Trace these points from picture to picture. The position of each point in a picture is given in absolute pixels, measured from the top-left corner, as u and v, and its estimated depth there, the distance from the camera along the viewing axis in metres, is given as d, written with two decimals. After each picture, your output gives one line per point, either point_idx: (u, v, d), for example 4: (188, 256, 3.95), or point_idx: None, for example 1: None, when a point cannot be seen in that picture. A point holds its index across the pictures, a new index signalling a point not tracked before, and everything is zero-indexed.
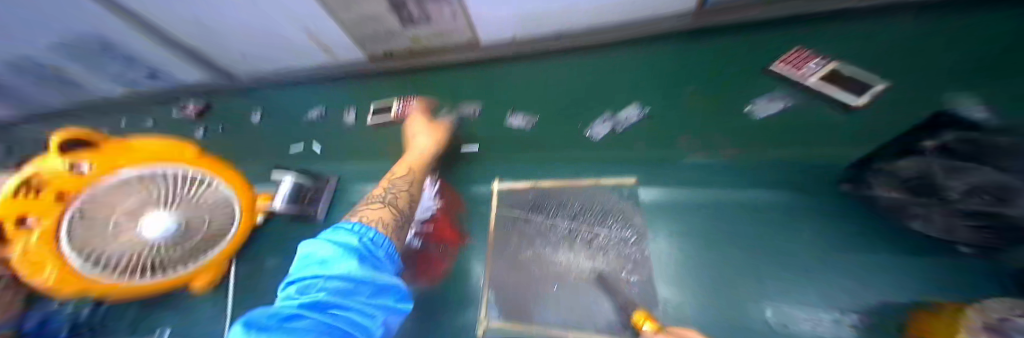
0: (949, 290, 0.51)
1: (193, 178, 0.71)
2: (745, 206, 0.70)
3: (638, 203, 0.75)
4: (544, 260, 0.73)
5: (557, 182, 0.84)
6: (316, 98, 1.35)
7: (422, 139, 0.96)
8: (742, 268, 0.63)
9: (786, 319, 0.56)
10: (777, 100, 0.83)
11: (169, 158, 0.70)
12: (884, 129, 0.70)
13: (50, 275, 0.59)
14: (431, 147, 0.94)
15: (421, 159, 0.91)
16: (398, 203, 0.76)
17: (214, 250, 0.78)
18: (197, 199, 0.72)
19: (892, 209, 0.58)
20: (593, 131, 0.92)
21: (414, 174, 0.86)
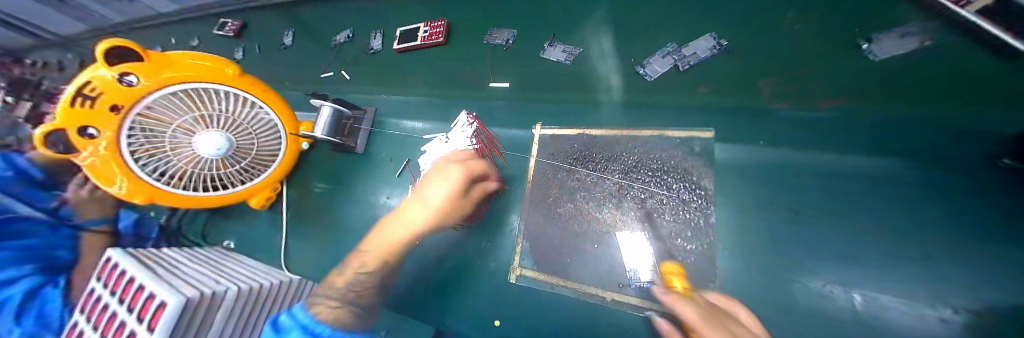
0: None
1: (235, 99, 0.71)
2: (863, 176, 0.54)
3: (709, 159, 0.62)
4: (585, 215, 0.67)
5: (611, 132, 0.73)
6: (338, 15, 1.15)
7: (434, 187, 0.64)
8: (833, 247, 0.51)
9: (879, 310, 0.45)
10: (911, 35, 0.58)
11: (210, 76, 0.68)
12: None
13: (121, 183, 0.65)
14: (452, 200, 0.64)
15: (428, 202, 0.64)
16: (372, 264, 0.61)
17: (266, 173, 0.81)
18: (245, 122, 0.73)
19: None
20: (648, 68, 0.76)
21: (396, 243, 0.63)
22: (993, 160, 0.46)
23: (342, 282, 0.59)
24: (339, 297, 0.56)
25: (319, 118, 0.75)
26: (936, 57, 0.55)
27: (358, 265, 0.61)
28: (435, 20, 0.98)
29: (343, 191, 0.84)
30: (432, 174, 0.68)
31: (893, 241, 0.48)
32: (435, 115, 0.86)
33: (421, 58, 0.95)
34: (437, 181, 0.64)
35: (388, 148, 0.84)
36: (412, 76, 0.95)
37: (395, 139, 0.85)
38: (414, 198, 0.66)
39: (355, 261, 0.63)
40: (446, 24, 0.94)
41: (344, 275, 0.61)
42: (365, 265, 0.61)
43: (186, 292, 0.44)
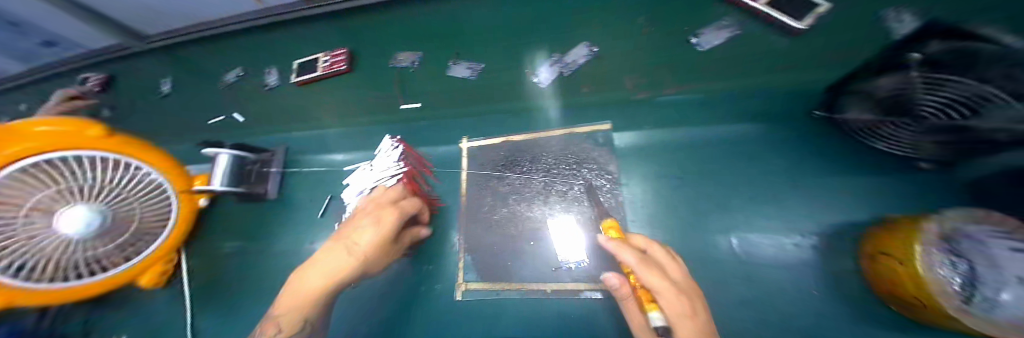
0: (881, 202, 0.58)
1: (112, 164, 0.59)
2: (719, 142, 0.68)
3: (612, 148, 0.71)
4: (519, 216, 0.71)
5: (527, 136, 0.78)
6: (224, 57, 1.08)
7: (362, 231, 0.50)
8: (716, 203, 0.64)
9: (751, 247, 0.59)
10: (725, 29, 0.77)
11: (81, 141, 0.55)
12: (839, 53, 0.68)
13: None
14: (376, 249, 0.50)
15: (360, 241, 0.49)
16: (290, 327, 0.47)
17: (153, 243, 0.68)
18: (124, 190, 0.60)
19: (858, 127, 0.60)
20: (541, 77, 0.82)
21: (319, 295, 0.48)
22: (810, 112, 0.67)
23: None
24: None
25: (215, 170, 0.67)
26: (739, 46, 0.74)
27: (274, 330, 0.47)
28: (335, 49, 0.96)
29: (264, 243, 0.76)
30: (362, 213, 0.54)
31: (749, 190, 0.64)
32: (355, 145, 0.83)
33: (324, 89, 0.91)
34: (369, 223, 0.50)
35: (308, 187, 0.79)
36: (324, 108, 0.90)
37: (315, 176, 0.80)
38: (336, 248, 0.49)
39: (264, 327, 0.48)
40: (348, 52, 0.92)
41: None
42: (282, 330, 0.47)
43: None
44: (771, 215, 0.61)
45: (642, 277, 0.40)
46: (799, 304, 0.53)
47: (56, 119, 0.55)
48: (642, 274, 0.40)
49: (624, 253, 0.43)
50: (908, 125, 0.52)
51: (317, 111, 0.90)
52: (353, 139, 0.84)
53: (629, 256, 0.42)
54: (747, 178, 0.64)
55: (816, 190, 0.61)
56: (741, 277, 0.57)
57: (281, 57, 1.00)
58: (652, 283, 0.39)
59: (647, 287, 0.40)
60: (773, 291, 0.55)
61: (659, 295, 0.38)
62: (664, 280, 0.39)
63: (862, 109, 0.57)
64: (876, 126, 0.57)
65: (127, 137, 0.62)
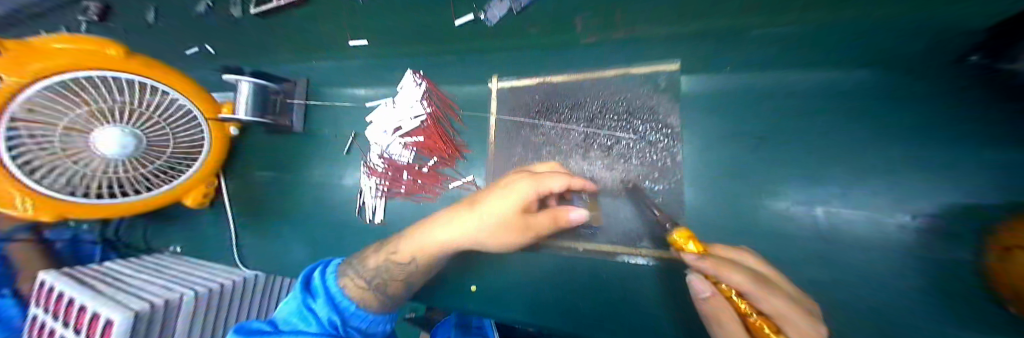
0: None
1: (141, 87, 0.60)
2: (826, 92, 0.52)
3: (674, 95, 0.58)
4: (554, 171, 0.63)
5: (573, 76, 0.65)
6: None
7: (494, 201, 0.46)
8: (805, 171, 0.51)
9: (841, 223, 0.48)
10: None
11: (89, 61, 0.56)
12: None
13: (22, 202, 0.56)
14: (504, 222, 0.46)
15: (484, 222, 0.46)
16: (404, 257, 0.53)
17: (195, 166, 0.71)
18: (154, 115, 0.61)
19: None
20: (489, 13, 0.67)
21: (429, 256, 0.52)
22: (960, 58, 0.44)
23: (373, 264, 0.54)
24: (366, 282, 0.52)
25: (239, 98, 0.64)
26: None
27: (392, 250, 0.54)
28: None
29: (297, 175, 0.76)
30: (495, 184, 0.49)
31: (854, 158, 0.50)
32: (374, 79, 0.75)
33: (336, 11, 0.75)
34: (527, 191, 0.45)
35: (329, 122, 0.76)
36: (329, 34, 0.77)
37: (335, 111, 0.76)
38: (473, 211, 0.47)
39: (388, 244, 0.56)
40: None
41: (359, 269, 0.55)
42: (397, 253, 0.53)
43: (135, 306, 0.49)
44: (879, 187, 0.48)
45: (756, 303, 0.28)
46: (887, 292, 0.45)
47: (75, 38, 0.57)
48: (760, 298, 0.28)
49: (728, 270, 0.30)
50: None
51: (328, 37, 0.77)
52: (370, 72, 0.75)
53: (737, 274, 0.29)
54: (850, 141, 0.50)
55: None
56: (816, 256, 0.49)
57: None
58: (772, 309, 0.27)
59: (768, 312, 0.27)
60: (857, 276, 0.47)
61: (786, 324, 0.27)
62: (785, 304, 0.28)
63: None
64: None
65: (144, 60, 0.62)
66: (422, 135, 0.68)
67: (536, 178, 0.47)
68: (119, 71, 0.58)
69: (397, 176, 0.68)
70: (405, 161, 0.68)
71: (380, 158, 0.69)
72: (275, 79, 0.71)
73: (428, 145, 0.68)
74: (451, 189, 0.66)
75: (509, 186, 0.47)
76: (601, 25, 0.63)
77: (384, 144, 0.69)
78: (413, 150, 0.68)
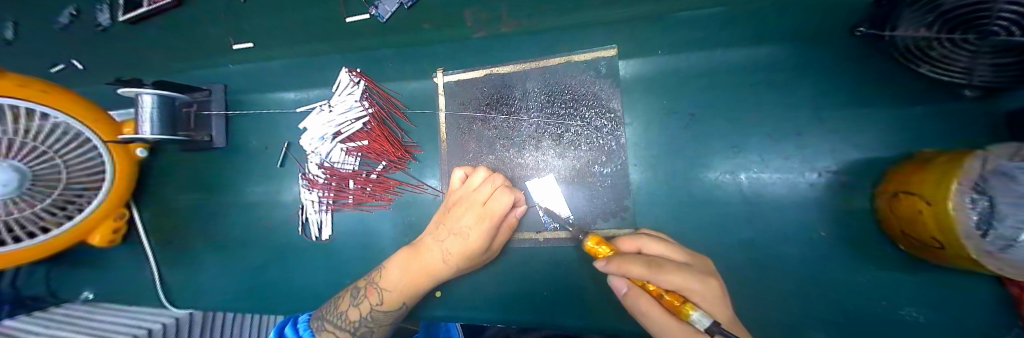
0: (926, 133, 0.50)
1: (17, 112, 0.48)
2: (745, 67, 0.56)
3: (616, 80, 0.60)
4: (508, 164, 0.62)
5: (518, 67, 0.64)
6: None
7: (469, 223, 0.50)
8: (731, 143, 0.56)
9: (762, 188, 0.54)
10: None
11: None
12: None
13: None
14: (476, 242, 0.49)
15: (459, 243, 0.49)
16: (392, 303, 0.49)
17: (98, 199, 0.59)
18: (38, 144, 0.50)
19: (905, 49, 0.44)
20: (380, 8, 0.59)
21: (410, 291, 0.50)
22: (851, 29, 0.49)
23: (355, 318, 0.49)
24: (348, 332, 0.49)
25: (140, 114, 0.54)
26: None
27: (374, 301, 0.50)
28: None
29: (229, 195, 0.69)
30: (458, 206, 0.53)
31: (772, 128, 0.55)
32: (303, 81, 0.68)
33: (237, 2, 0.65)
34: (469, 219, 0.50)
35: (259, 133, 0.69)
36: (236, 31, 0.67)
37: (266, 120, 0.69)
38: (436, 242, 0.50)
39: (365, 292, 0.51)
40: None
41: (356, 307, 0.50)
42: (383, 302, 0.49)
43: None
44: (789, 152, 0.54)
45: (660, 284, 0.32)
46: (798, 242, 0.52)
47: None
48: (660, 279, 0.31)
49: (628, 267, 0.34)
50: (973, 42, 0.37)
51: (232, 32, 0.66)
52: (295, 73, 0.67)
53: (636, 268, 0.33)
54: (767, 111, 0.55)
55: (847, 122, 0.52)
56: (743, 220, 0.54)
57: None
58: (675, 284, 0.31)
59: (673, 288, 0.31)
60: (776, 234, 0.53)
61: (690, 292, 0.31)
62: (683, 273, 0.32)
63: (914, 29, 0.39)
64: (927, 45, 0.41)
65: (14, 80, 0.49)
66: (367, 139, 0.63)
67: (483, 210, 0.50)
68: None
69: (343, 185, 0.64)
70: (350, 169, 0.63)
71: (320, 168, 0.64)
72: (184, 88, 0.61)
73: (373, 148, 0.64)
74: (405, 194, 0.65)
75: (462, 222, 0.50)
76: None
77: (323, 153, 0.63)
78: (357, 157, 0.64)
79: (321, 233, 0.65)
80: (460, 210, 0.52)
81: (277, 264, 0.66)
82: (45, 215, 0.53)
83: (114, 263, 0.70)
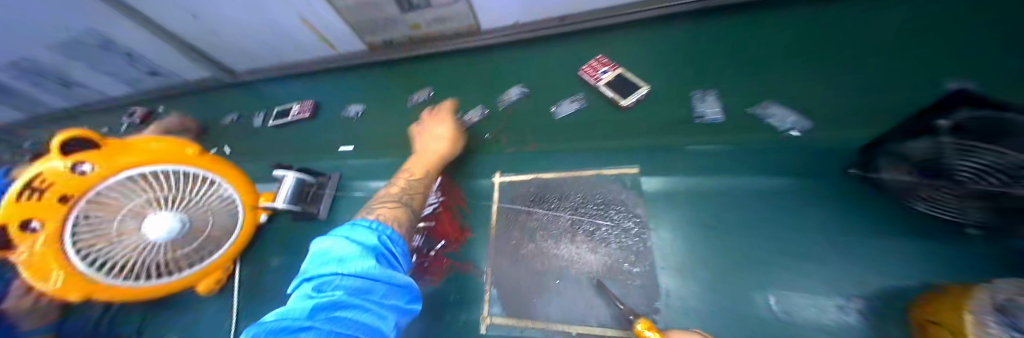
0: (945, 266, 0.54)
1: (201, 178, 0.75)
2: (748, 192, 0.70)
3: (640, 192, 0.74)
4: (547, 253, 0.72)
5: (559, 175, 0.82)
6: (298, 94, 1.24)
7: (437, 142, 0.85)
8: (749, 255, 0.64)
9: (790, 305, 0.57)
10: (576, 100, 0.91)
11: (169, 157, 0.72)
12: (878, 119, 0.68)
13: (56, 279, 0.58)
14: (434, 157, 0.83)
15: (428, 156, 0.83)
16: (418, 175, 0.80)
17: (221, 250, 0.79)
18: (202, 201, 0.74)
19: (899, 191, 0.58)
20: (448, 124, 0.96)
21: (420, 178, 0.79)
22: (845, 170, 0.67)
23: (388, 212, 0.69)
24: (389, 204, 0.72)
25: (283, 189, 0.76)
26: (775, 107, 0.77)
27: (391, 199, 0.74)
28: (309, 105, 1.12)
29: None
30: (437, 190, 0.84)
31: (785, 246, 0.63)
32: (396, 174, 0.91)
33: (383, 127, 1.02)
34: (432, 141, 0.86)
35: (350, 210, 0.87)
36: (373, 143, 1.00)
37: (358, 200, 0.88)
38: (421, 160, 0.83)
39: (377, 206, 0.72)
40: (313, 103, 1.13)
41: (383, 203, 0.73)
42: (394, 204, 0.72)
43: None
44: (808, 269, 0.60)
45: None
46: None
47: (165, 139, 0.75)
48: None
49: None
50: (947, 188, 0.50)
51: (371, 143, 1.00)
52: (396, 169, 0.92)
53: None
54: (776, 229, 0.65)
55: (855, 247, 0.60)
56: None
57: (345, 94, 1.16)
58: None
59: None
60: None
61: None
62: None
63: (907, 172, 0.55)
64: (917, 186, 0.55)
65: (214, 158, 0.80)
66: (434, 221, 0.81)
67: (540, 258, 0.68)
68: (192, 165, 0.74)
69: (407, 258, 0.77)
70: (416, 245, 0.77)
71: None
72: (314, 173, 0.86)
73: (438, 230, 0.80)
74: (456, 271, 0.75)
75: (430, 147, 0.85)
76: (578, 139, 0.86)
77: None
78: (423, 235, 0.79)
79: None
80: (422, 143, 0.87)
81: None
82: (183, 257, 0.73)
83: (200, 310, 0.81)
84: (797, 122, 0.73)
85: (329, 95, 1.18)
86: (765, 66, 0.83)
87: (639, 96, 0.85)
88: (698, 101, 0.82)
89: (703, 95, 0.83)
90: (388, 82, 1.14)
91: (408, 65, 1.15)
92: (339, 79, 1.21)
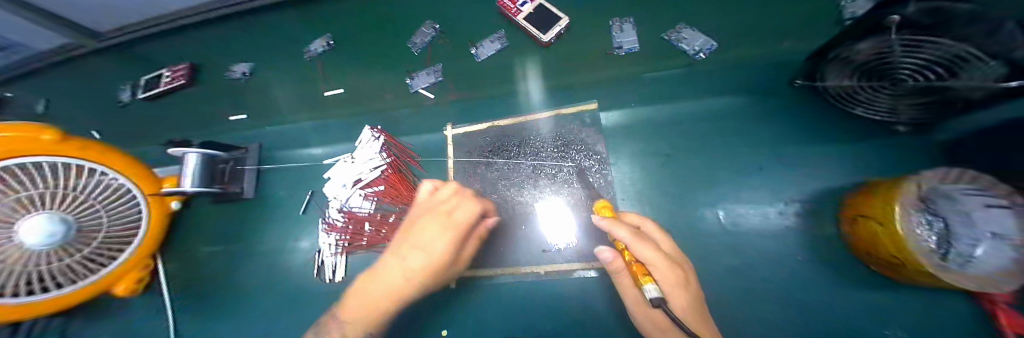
0: (869, 163, 0.58)
1: (85, 171, 0.57)
2: (706, 114, 0.67)
3: (599, 127, 0.70)
4: (509, 202, 0.69)
5: (515, 120, 0.75)
6: (180, 54, 0.97)
7: (428, 238, 0.51)
8: (705, 176, 0.64)
9: (739, 217, 0.60)
10: (496, 41, 0.79)
11: (32, 146, 0.52)
12: (830, 26, 0.66)
13: None
14: (433, 261, 0.50)
15: (422, 256, 0.50)
16: (353, 331, 0.47)
17: (131, 247, 0.65)
18: (85, 196, 0.57)
19: (837, 97, 0.57)
20: (416, 81, 0.78)
21: (375, 308, 0.48)
22: (791, 81, 0.63)
23: None
24: None
25: (184, 170, 0.62)
26: (735, 22, 0.71)
27: (333, 329, 0.48)
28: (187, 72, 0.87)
29: (249, 243, 0.74)
30: (415, 220, 0.55)
31: (738, 164, 0.63)
32: (329, 138, 0.78)
33: (304, 85, 0.85)
34: (437, 232, 0.52)
35: (285, 184, 0.76)
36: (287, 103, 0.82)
37: (291, 173, 0.77)
38: (394, 259, 0.50)
39: (323, 328, 0.49)
40: (189, 65, 0.87)
41: None
42: (345, 336, 0.47)
43: None
44: (755, 183, 0.61)
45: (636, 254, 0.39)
46: (784, 268, 0.55)
47: None
48: (639, 248, 0.39)
49: (618, 231, 0.40)
50: (890, 90, 0.51)
51: (290, 106, 0.83)
52: (327, 133, 0.79)
53: (624, 232, 0.39)
54: (731, 148, 0.64)
55: (801, 156, 0.61)
56: (725, 246, 0.59)
57: (244, 48, 0.92)
58: (647, 256, 0.38)
59: (641, 260, 0.38)
60: (760, 259, 0.57)
61: (653, 268, 0.38)
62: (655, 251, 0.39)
63: (843, 75, 0.53)
64: (854, 91, 0.54)
65: (88, 141, 0.58)
66: (382, 184, 0.72)
67: (447, 220, 0.53)
68: (76, 157, 0.56)
69: (359, 228, 0.69)
70: (367, 212, 0.70)
71: (341, 212, 0.70)
72: (226, 147, 0.71)
73: (388, 193, 0.71)
74: None
75: (423, 236, 0.51)
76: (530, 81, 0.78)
77: (344, 198, 0.70)
78: (373, 201, 0.71)
79: (333, 276, 0.68)
80: (418, 226, 0.53)
81: (285, 315, 0.67)
82: (87, 260, 0.59)
83: (129, 315, 0.72)
84: (704, 45, 0.69)
85: (221, 50, 0.93)
86: None
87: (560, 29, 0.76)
88: (617, 31, 0.74)
89: (654, 17, 0.76)
90: (293, 26, 0.90)
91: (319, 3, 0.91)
92: (230, 28, 0.95)
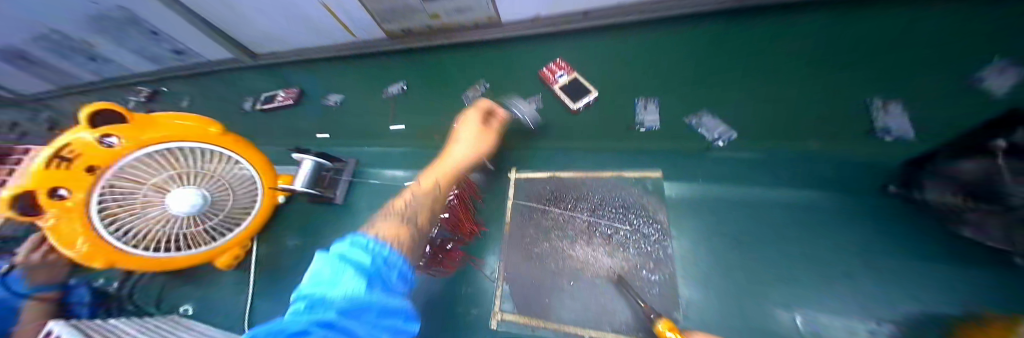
0: (991, 296, 0.50)
1: (222, 158, 0.73)
2: (775, 205, 0.67)
3: (662, 197, 0.72)
4: (561, 254, 0.70)
5: (577, 174, 0.81)
6: (322, 82, 1.26)
7: (467, 128, 0.78)
8: (775, 270, 0.61)
9: (818, 327, 0.53)
10: (534, 101, 0.94)
11: (196, 137, 0.68)
12: (927, 137, 0.64)
13: (81, 242, 0.59)
14: (481, 136, 0.77)
15: (465, 146, 0.75)
16: (429, 187, 0.66)
17: (242, 226, 0.81)
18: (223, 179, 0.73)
19: (942, 210, 0.55)
20: None
21: (453, 166, 0.71)
22: (884, 186, 0.65)
23: (401, 205, 0.61)
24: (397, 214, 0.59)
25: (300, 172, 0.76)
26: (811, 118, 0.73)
27: (415, 193, 0.64)
28: None
29: (325, 243, 0.84)
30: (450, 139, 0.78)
31: (815, 264, 0.60)
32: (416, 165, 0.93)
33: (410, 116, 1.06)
34: (467, 128, 0.78)
35: (368, 197, 0.88)
36: None
37: (376, 189, 0.90)
38: (458, 146, 0.75)
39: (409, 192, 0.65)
40: None
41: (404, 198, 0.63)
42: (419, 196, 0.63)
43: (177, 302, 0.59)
44: (838, 290, 0.56)
45: None
46: None
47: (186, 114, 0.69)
48: None
49: None
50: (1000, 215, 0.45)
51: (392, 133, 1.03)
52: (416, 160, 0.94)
53: None
54: (805, 246, 0.62)
55: (893, 270, 0.56)
56: None
57: (369, 85, 1.18)
58: None
59: None
60: None
61: None
62: None
63: (941, 190, 0.53)
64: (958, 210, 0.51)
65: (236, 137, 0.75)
66: (448, 212, 0.80)
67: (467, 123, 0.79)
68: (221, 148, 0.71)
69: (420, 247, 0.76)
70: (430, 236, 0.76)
71: None
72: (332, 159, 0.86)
73: (451, 221, 0.79)
74: (469, 266, 0.75)
75: (462, 133, 0.77)
76: (598, 142, 0.85)
77: None
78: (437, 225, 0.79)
79: None
80: (455, 138, 0.78)
81: None
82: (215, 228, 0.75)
83: (217, 285, 0.83)
84: (721, 134, 0.76)
85: (353, 83, 1.21)
86: (807, 74, 0.78)
87: (590, 100, 0.89)
88: (641, 110, 0.85)
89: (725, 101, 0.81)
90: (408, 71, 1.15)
91: (432, 57, 1.15)
92: (363, 66, 1.23)
